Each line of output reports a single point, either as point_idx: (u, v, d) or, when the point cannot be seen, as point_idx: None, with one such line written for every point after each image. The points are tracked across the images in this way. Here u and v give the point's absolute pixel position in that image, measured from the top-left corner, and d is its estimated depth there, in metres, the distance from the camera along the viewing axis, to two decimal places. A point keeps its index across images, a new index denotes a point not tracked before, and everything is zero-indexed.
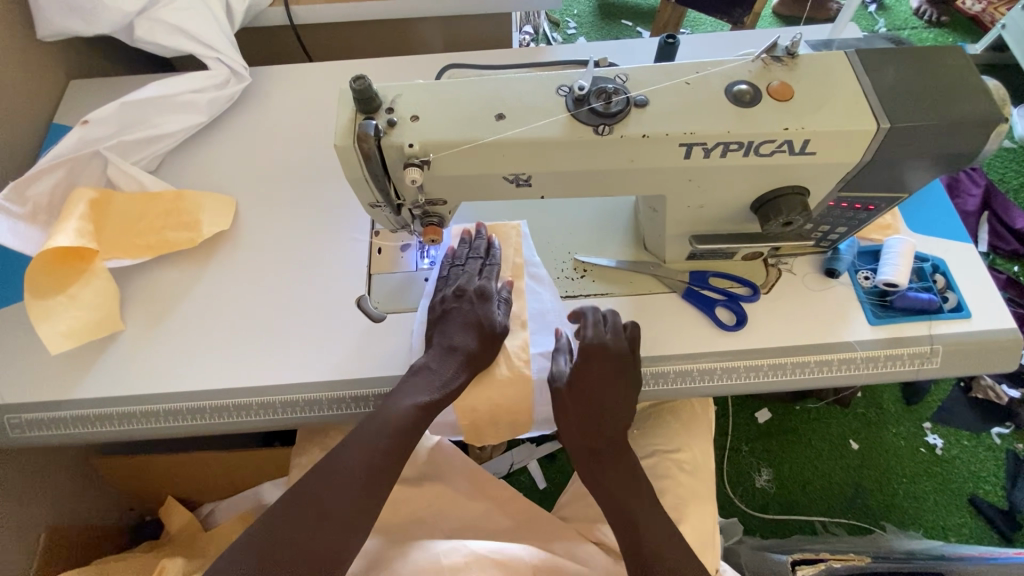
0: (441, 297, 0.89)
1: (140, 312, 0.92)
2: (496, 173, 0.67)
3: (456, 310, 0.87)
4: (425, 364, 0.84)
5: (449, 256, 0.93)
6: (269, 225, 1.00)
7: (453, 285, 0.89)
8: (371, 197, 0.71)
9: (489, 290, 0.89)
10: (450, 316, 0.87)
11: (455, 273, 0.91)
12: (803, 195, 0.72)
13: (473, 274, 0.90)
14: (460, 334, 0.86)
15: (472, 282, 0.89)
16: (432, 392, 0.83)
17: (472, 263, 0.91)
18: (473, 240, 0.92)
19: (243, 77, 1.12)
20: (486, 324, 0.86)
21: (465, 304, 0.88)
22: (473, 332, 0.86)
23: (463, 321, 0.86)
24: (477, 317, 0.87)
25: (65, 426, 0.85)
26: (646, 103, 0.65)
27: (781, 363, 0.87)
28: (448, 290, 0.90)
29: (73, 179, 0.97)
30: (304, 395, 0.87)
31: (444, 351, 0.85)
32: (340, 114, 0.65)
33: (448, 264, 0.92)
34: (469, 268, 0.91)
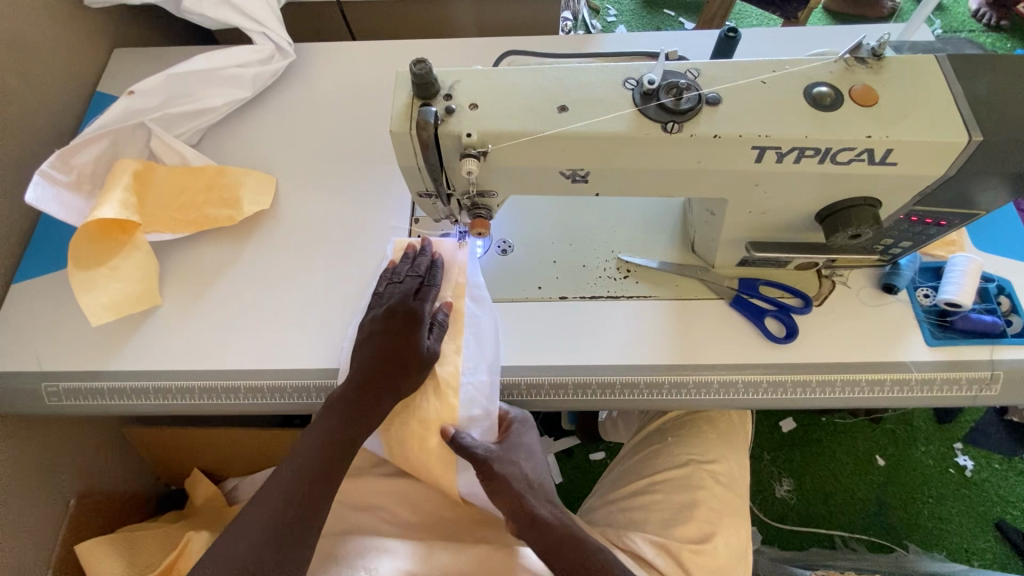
0: (370, 317, 0.85)
1: (178, 287, 0.92)
2: (553, 167, 0.64)
3: (386, 331, 0.84)
4: (350, 391, 0.82)
5: (384, 274, 0.89)
6: (308, 207, 0.99)
7: (384, 306, 0.86)
8: (421, 186, 0.69)
9: (421, 312, 0.85)
10: (380, 339, 0.83)
11: (390, 291, 0.87)
12: (874, 208, 0.68)
13: (407, 293, 0.86)
14: (385, 359, 0.82)
15: (404, 302, 0.85)
16: (357, 421, 0.81)
17: (406, 283, 0.87)
18: (413, 254, 0.89)
19: (287, 53, 1.10)
20: (413, 349, 0.82)
21: (395, 327, 0.84)
22: (398, 357, 0.82)
23: (392, 346, 0.83)
24: (404, 340, 0.83)
25: (102, 397, 0.86)
26: (719, 101, 0.61)
27: (831, 381, 0.83)
28: (379, 309, 0.86)
29: (117, 149, 0.96)
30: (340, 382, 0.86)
31: (368, 376, 0.81)
32: (396, 99, 0.63)
33: (383, 284, 0.88)
34: (406, 285, 0.87)
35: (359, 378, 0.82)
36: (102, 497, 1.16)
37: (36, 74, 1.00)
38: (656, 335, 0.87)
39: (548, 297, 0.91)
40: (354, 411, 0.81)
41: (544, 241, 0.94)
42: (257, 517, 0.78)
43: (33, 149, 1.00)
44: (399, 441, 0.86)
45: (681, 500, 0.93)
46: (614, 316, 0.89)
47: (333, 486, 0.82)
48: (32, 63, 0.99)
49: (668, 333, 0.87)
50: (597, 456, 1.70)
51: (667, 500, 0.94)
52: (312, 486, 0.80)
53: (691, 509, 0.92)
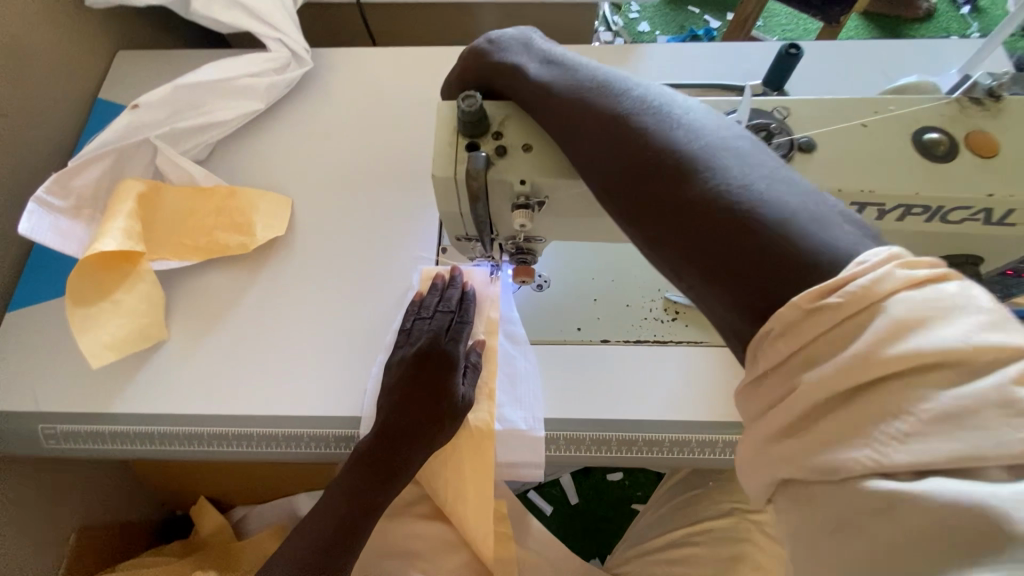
0: (398, 358, 0.78)
1: (186, 321, 0.84)
2: (615, 216, 0.57)
3: (414, 376, 0.76)
4: (374, 444, 0.74)
5: (410, 309, 0.81)
6: (327, 232, 0.91)
7: (414, 346, 0.78)
8: (461, 232, 0.61)
9: (454, 356, 0.77)
10: (408, 385, 0.75)
11: (419, 327, 0.79)
12: (976, 266, 0.59)
13: (438, 333, 0.78)
14: (412, 409, 0.74)
15: (433, 343, 0.77)
16: (383, 477, 0.74)
17: (436, 320, 0.80)
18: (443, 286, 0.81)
19: (304, 61, 1.02)
20: (445, 399, 0.74)
21: (426, 372, 0.76)
22: (427, 408, 0.74)
23: (420, 394, 0.75)
24: (436, 388, 0.75)
25: (105, 442, 0.79)
26: (813, 147, 0.53)
27: None
28: (408, 349, 0.78)
29: (120, 168, 0.88)
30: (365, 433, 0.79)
31: (394, 427, 0.74)
32: (440, 138, 0.55)
33: (410, 319, 0.80)
34: (436, 322, 0.79)
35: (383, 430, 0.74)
36: (103, 530, 1.09)
37: (32, 82, 0.92)
38: (707, 385, 0.79)
39: (590, 340, 0.83)
40: (379, 466, 0.74)
41: (586, 276, 0.87)
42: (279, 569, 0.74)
43: (29, 164, 0.92)
44: (432, 486, 0.84)
45: (723, 554, 0.87)
46: (661, 363, 0.81)
47: (356, 542, 0.77)
48: (27, 70, 0.91)
49: (721, 382, 0.79)
50: (615, 477, 1.63)
51: (710, 554, 0.88)
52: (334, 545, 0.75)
53: (736, 565, 0.85)
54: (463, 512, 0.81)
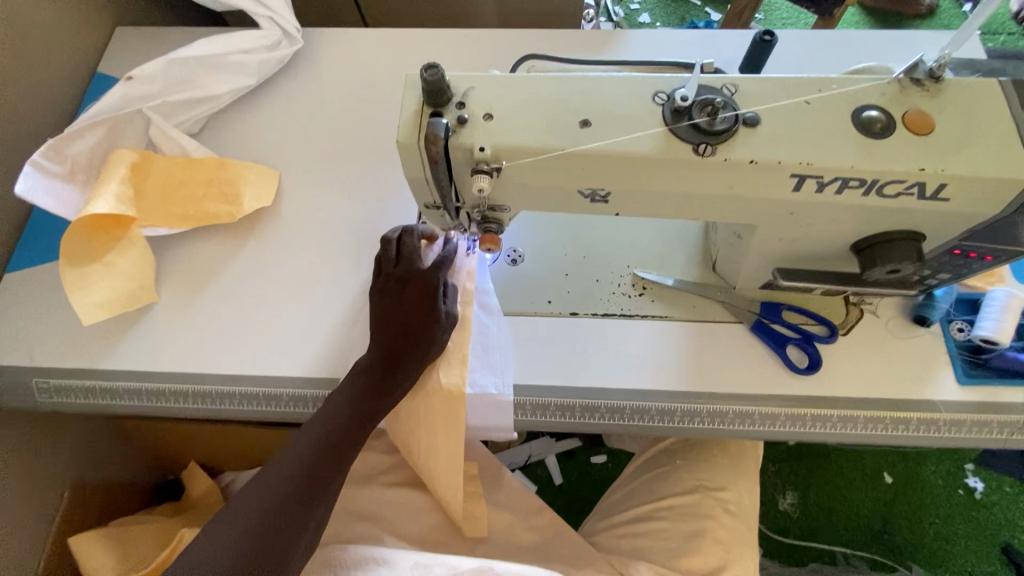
0: (387, 297, 0.82)
1: (175, 285, 0.88)
2: (571, 186, 0.60)
3: (398, 298, 0.81)
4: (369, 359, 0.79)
5: (382, 250, 0.84)
6: (312, 204, 0.94)
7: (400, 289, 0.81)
8: (428, 198, 0.64)
9: (433, 278, 0.82)
10: (391, 308, 0.81)
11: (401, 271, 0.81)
12: (916, 242, 0.62)
13: (413, 261, 0.82)
14: (401, 326, 0.80)
15: (411, 271, 0.81)
16: (374, 395, 0.78)
17: (409, 251, 0.82)
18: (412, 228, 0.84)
19: (295, 39, 1.05)
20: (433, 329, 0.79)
21: (414, 310, 0.80)
22: (414, 324, 0.80)
23: (407, 312, 0.80)
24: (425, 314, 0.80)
25: (93, 396, 0.83)
26: (757, 121, 0.56)
27: (853, 417, 0.79)
28: (393, 292, 0.82)
29: (114, 138, 0.92)
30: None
31: (385, 343, 0.80)
32: (405, 106, 0.58)
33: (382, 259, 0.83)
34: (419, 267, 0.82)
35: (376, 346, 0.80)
36: (97, 488, 1.14)
37: (32, 53, 0.96)
38: (669, 358, 0.83)
39: (559, 312, 0.86)
40: (374, 379, 0.78)
41: (558, 252, 0.90)
42: (267, 488, 0.73)
43: (28, 133, 0.96)
44: (404, 446, 0.87)
45: (687, 529, 0.90)
46: (628, 336, 0.84)
47: (350, 457, 0.78)
48: (27, 41, 0.95)
49: (683, 356, 0.83)
50: (598, 460, 1.67)
51: (675, 528, 0.91)
52: (327, 459, 0.75)
53: (699, 539, 0.88)
54: (436, 470, 0.85)
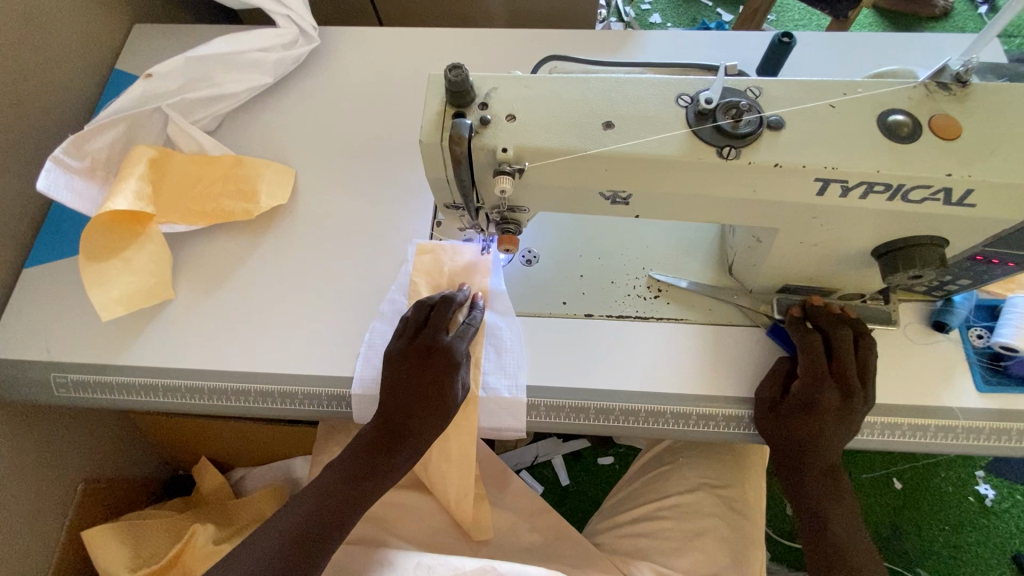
0: (405, 356, 0.79)
1: (191, 281, 0.89)
2: (592, 188, 0.59)
3: (415, 369, 0.77)
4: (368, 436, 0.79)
5: (412, 312, 0.82)
6: (328, 203, 0.95)
7: (420, 349, 0.78)
8: (448, 198, 0.64)
9: (456, 351, 0.78)
10: (406, 378, 0.77)
11: (425, 331, 0.80)
12: (940, 248, 0.62)
13: (438, 331, 0.79)
14: (407, 400, 0.77)
15: (437, 332, 0.79)
16: (385, 454, 0.78)
17: (437, 320, 0.80)
18: (452, 296, 0.81)
19: (312, 38, 1.05)
20: (447, 393, 0.76)
21: (430, 370, 0.77)
22: (423, 402, 0.76)
23: (420, 386, 0.77)
24: (439, 378, 0.77)
25: (111, 391, 0.84)
26: (782, 125, 0.56)
27: (869, 422, 0.79)
28: (413, 351, 0.79)
29: (133, 135, 0.93)
30: (353, 394, 0.82)
31: (386, 420, 0.78)
32: (428, 106, 0.58)
33: (410, 323, 0.81)
34: (441, 323, 0.79)
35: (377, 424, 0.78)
36: (110, 483, 1.15)
37: (53, 50, 0.96)
38: (685, 360, 0.82)
39: (573, 314, 0.86)
40: (367, 457, 0.79)
41: (573, 254, 0.90)
42: (282, 528, 0.77)
43: (48, 130, 0.97)
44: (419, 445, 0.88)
45: (692, 527, 0.90)
46: (642, 338, 0.84)
47: (359, 507, 0.80)
48: (48, 38, 0.95)
49: (698, 359, 0.82)
50: (605, 461, 1.66)
51: (678, 528, 0.91)
52: (320, 521, 0.77)
53: (698, 538, 0.89)
54: (449, 468, 0.86)
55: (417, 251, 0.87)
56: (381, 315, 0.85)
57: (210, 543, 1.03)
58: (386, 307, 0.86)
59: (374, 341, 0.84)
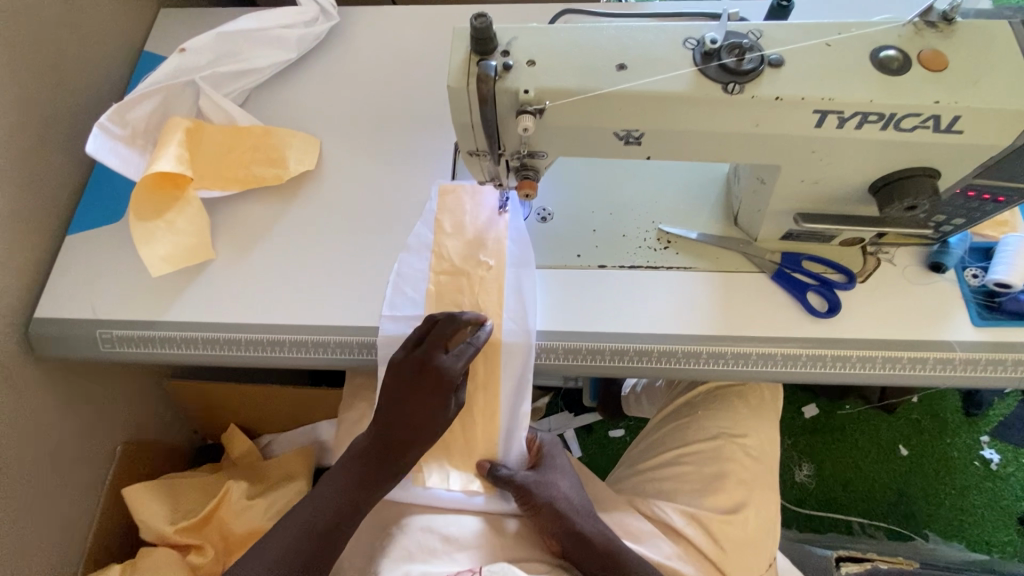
0: (394, 403, 0.83)
1: (227, 242, 0.94)
2: (607, 128, 0.64)
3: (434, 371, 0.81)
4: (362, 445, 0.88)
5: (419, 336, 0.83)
6: (352, 170, 1.00)
7: (410, 419, 0.83)
8: (472, 145, 0.69)
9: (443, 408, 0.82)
10: (389, 427, 0.85)
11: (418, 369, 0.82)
12: (933, 178, 0.67)
13: (437, 347, 0.82)
14: (424, 390, 0.82)
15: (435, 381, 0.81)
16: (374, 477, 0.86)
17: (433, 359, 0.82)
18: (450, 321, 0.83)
19: (331, 16, 1.11)
20: (423, 448, 0.85)
21: (412, 438, 0.84)
22: (403, 451, 0.85)
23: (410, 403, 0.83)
24: (424, 437, 0.84)
25: (153, 345, 0.89)
26: (781, 63, 0.60)
27: (872, 356, 0.83)
28: (402, 405, 0.83)
29: (168, 108, 0.98)
30: (380, 334, 0.87)
31: (405, 414, 0.83)
32: (454, 55, 0.63)
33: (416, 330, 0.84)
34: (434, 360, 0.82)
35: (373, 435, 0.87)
36: (148, 446, 1.21)
37: (89, 28, 1.02)
38: (695, 304, 0.87)
39: (588, 265, 0.91)
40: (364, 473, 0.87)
41: (587, 210, 0.94)
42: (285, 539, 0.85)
43: (85, 104, 1.03)
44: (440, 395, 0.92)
45: (709, 470, 0.94)
46: (654, 286, 0.89)
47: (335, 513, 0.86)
48: (85, 17, 1.01)
49: (708, 304, 0.87)
50: (617, 433, 1.70)
51: (697, 471, 0.95)
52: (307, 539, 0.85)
53: (717, 477, 0.92)
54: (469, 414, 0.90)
55: (440, 192, 0.93)
56: (407, 248, 0.91)
57: (244, 498, 1.09)
58: (411, 242, 0.92)
59: (402, 270, 0.90)
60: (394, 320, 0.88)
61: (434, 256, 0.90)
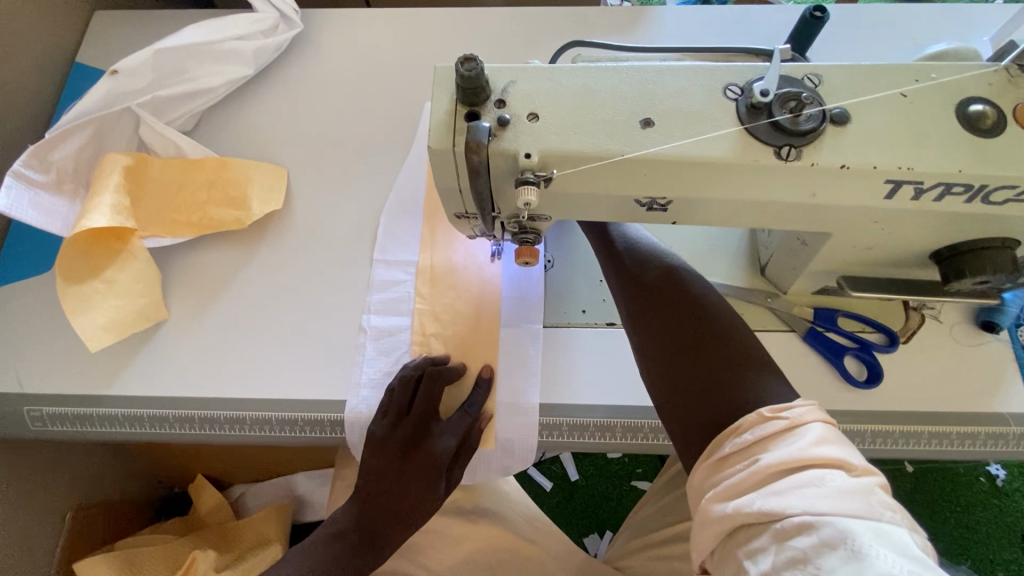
0: (379, 469, 0.75)
1: (178, 300, 0.81)
2: (628, 196, 0.52)
3: (422, 430, 0.75)
4: (339, 524, 0.78)
5: (403, 394, 0.74)
6: (322, 209, 0.87)
7: (397, 486, 0.75)
8: (459, 208, 0.57)
9: (434, 474, 0.74)
10: (374, 494, 0.75)
11: (406, 431, 0.74)
12: (1013, 251, 0.56)
13: (427, 413, 0.74)
14: (415, 454, 0.74)
15: (423, 444, 0.74)
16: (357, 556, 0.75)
17: (424, 419, 0.74)
18: (441, 373, 0.74)
19: (293, 22, 0.96)
20: (412, 519, 0.76)
21: (401, 507, 0.75)
22: (393, 523, 0.76)
23: (397, 484, 0.75)
24: (413, 506, 0.75)
25: (92, 424, 0.77)
26: (847, 119, 0.48)
27: (917, 433, 0.73)
28: (388, 470, 0.75)
29: (102, 140, 0.84)
30: (372, 278, 0.82)
31: (392, 479, 0.75)
32: (436, 105, 0.50)
33: (395, 402, 0.74)
34: (424, 421, 0.75)
35: (356, 511, 0.77)
36: (102, 507, 1.09)
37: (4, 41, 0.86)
38: None
39: (594, 322, 0.80)
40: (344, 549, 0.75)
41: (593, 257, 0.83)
42: None
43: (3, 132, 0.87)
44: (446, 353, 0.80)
45: None
46: None
47: None
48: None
49: None
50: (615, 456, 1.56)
51: None
52: None
53: None
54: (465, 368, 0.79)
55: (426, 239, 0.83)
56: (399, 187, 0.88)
57: (212, 571, 0.94)
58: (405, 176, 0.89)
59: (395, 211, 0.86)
60: (386, 265, 0.83)
61: (420, 314, 0.79)
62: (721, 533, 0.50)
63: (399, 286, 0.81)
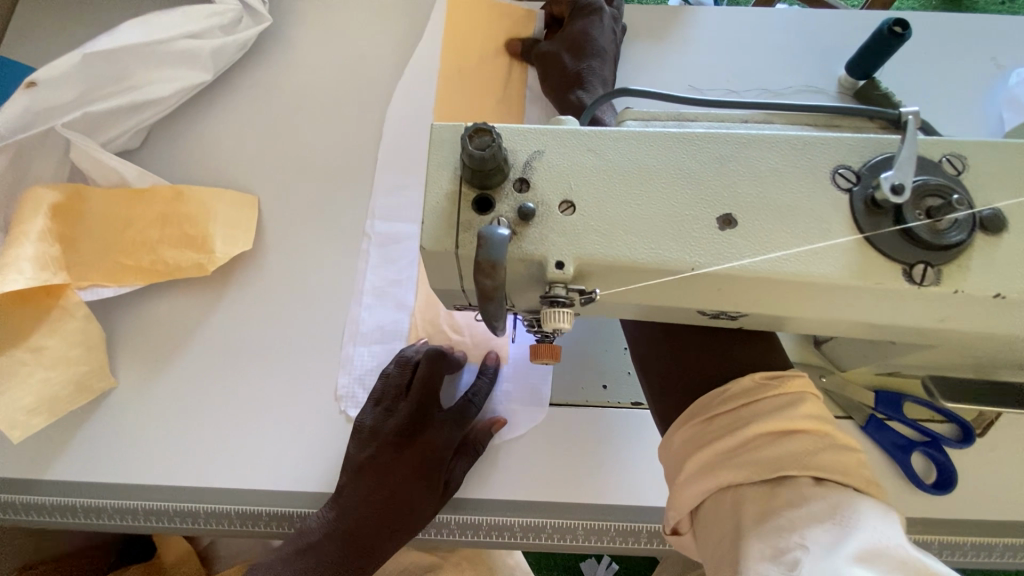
0: (371, 462, 0.62)
1: (126, 362, 0.68)
2: (690, 307, 0.39)
3: (421, 416, 0.65)
4: (313, 534, 0.61)
5: (401, 376, 0.66)
6: (296, 249, 0.73)
7: (393, 484, 0.62)
8: (462, 301, 0.43)
9: (440, 464, 0.62)
10: (363, 496, 0.61)
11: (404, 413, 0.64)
12: None
13: (427, 396, 0.65)
14: (416, 442, 0.63)
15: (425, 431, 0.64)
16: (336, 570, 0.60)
17: (424, 404, 0.65)
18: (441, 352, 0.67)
19: (260, 16, 0.79)
20: (410, 524, 0.61)
21: (399, 509, 0.61)
22: (386, 529, 0.61)
23: (394, 481, 0.62)
24: (411, 507, 0.61)
25: (15, 513, 0.63)
26: (1002, 224, 0.35)
27: (991, 546, 0.62)
28: (380, 465, 0.62)
29: (26, 163, 0.68)
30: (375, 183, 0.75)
31: (387, 475, 0.62)
32: (436, 184, 0.36)
33: (391, 386, 0.66)
34: (425, 405, 0.65)
35: (338, 516, 0.61)
36: None
37: None
38: None
39: (617, 401, 0.67)
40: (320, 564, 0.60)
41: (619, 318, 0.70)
42: None
43: None
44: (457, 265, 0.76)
45: None
46: None
47: None
48: None
49: None
50: None
51: None
52: None
53: None
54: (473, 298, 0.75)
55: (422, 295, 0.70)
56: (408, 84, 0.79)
57: None
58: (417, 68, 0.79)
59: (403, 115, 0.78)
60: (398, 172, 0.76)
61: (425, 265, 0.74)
62: (705, 489, 0.42)
63: (407, 199, 0.75)
